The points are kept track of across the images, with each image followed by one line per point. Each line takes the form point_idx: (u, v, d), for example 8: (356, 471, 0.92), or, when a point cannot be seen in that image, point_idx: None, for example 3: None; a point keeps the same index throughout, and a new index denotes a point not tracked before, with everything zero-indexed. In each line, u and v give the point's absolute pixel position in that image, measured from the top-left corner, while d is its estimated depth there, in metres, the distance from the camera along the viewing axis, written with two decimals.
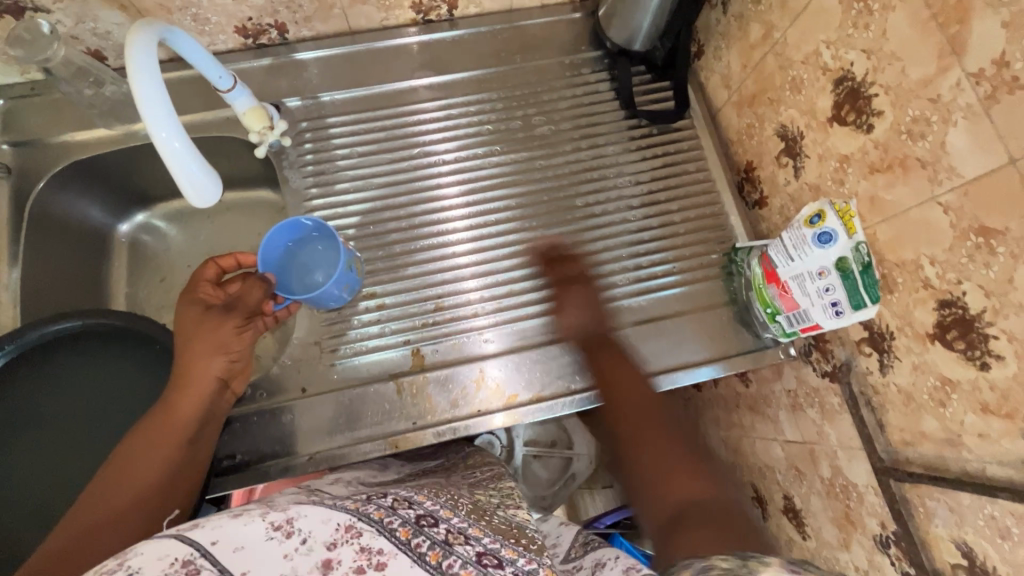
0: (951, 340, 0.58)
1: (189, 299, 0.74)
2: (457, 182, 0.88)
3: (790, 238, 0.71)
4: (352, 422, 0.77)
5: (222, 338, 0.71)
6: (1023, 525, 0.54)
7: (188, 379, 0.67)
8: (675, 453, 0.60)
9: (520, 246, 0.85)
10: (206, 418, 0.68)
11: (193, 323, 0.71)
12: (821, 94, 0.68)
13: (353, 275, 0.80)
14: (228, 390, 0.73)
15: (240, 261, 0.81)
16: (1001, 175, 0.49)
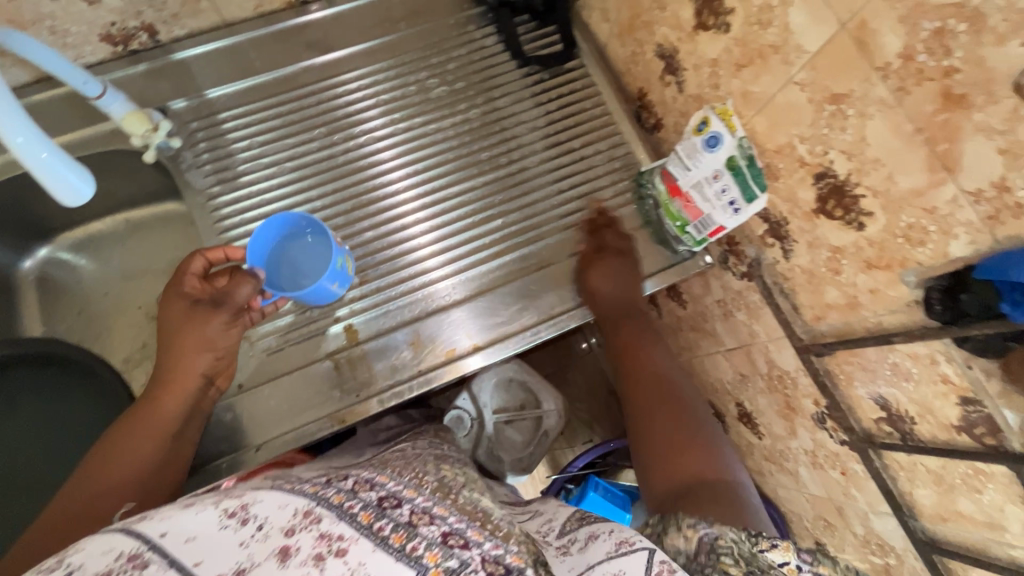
0: (831, 210, 0.62)
1: (174, 295, 0.71)
2: (397, 142, 0.89)
3: (683, 149, 0.74)
4: (295, 407, 0.77)
5: (207, 335, 0.69)
6: (919, 364, 0.59)
7: (172, 374, 0.67)
8: (685, 435, 0.69)
9: (466, 196, 0.87)
10: (189, 414, 0.68)
11: (182, 318, 0.69)
12: (684, 7, 0.71)
13: (345, 273, 0.77)
14: (212, 385, 0.72)
15: (228, 255, 0.74)
16: (837, 42, 0.53)
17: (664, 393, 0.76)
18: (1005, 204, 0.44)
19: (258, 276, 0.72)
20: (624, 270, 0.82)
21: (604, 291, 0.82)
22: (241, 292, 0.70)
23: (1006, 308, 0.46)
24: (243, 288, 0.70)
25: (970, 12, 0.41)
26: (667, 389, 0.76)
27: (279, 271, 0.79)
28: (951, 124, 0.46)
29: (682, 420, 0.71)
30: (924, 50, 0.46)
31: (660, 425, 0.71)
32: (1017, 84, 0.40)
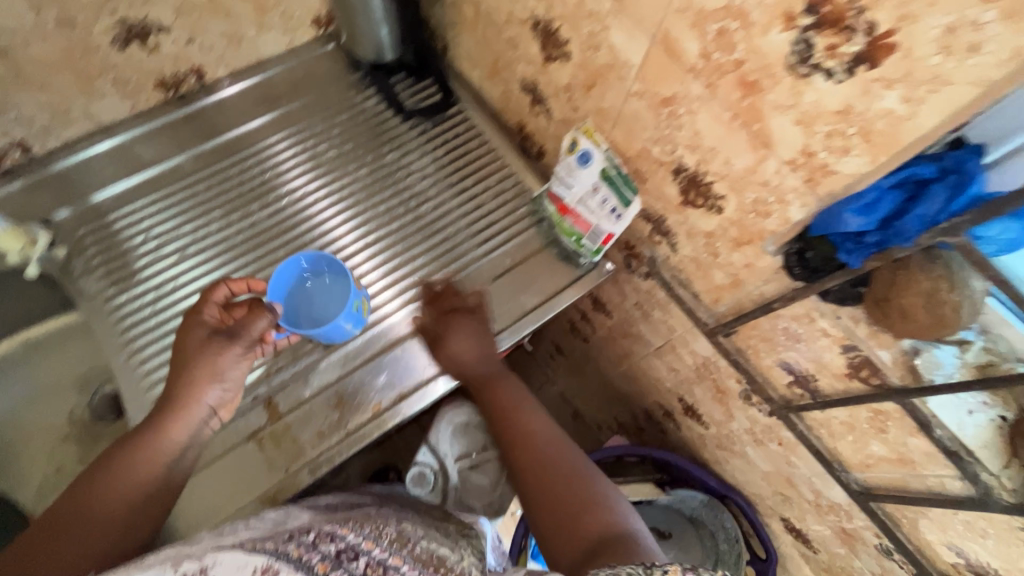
0: (694, 200, 0.66)
1: (192, 322, 0.68)
2: (329, 192, 0.91)
3: (562, 169, 0.79)
4: (223, 497, 0.73)
5: (219, 367, 0.67)
6: (802, 324, 0.63)
7: (179, 403, 0.65)
8: (573, 486, 0.63)
9: (398, 233, 0.89)
10: (186, 444, 0.66)
11: (195, 347, 0.67)
12: (531, 44, 0.77)
13: (360, 315, 0.78)
14: (215, 415, 0.70)
15: (252, 286, 0.72)
16: (654, 53, 0.58)
17: (546, 462, 0.67)
18: (815, 166, 0.50)
19: (275, 310, 0.70)
20: (473, 331, 0.80)
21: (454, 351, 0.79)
22: (257, 326, 0.69)
23: (843, 258, 0.52)
24: (259, 322, 0.69)
25: (738, 11, 0.47)
26: (541, 456, 0.67)
27: (295, 308, 0.78)
28: (755, 107, 0.51)
29: (568, 475, 0.65)
30: (716, 49, 0.51)
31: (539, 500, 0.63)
32: (789, 64, 0.46)
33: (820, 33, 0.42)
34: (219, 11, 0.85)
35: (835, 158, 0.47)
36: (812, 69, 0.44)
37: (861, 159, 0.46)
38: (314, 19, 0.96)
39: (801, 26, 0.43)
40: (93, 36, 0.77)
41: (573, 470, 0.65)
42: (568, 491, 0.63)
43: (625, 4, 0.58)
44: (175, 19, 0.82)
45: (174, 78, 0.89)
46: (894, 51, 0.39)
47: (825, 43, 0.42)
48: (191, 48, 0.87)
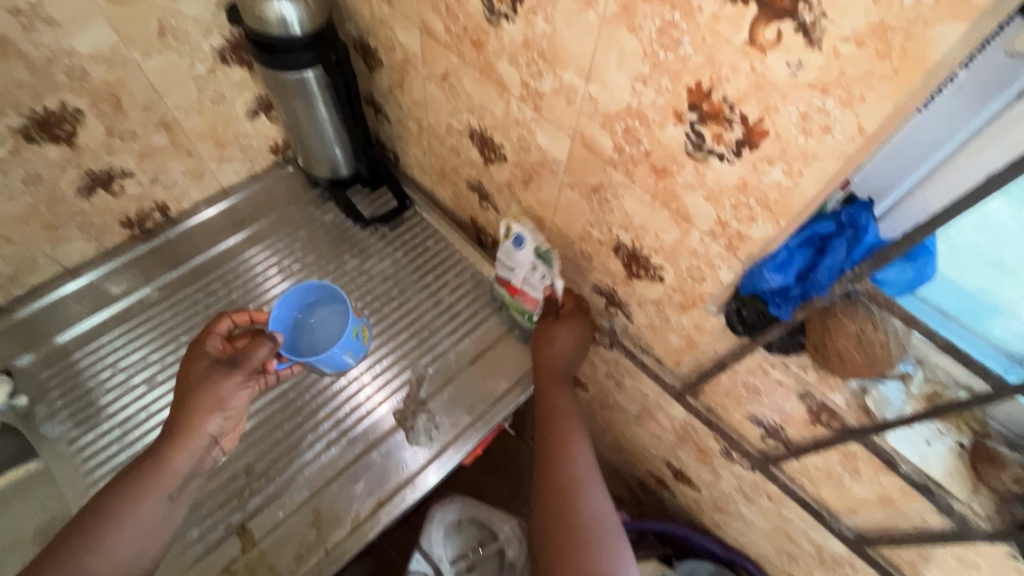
0: (637, 271, 0.71)
1: (195, 354, 0.70)
2: None
3: (501, 256, 0.84)
4: None
5: (222, 396, 0.66)
6: (758, 376, 0.66)
7: (180, 435, 0.65)
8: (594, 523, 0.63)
9: None
10: (188, 475, 0.66)
11: (197, 377, 0.67)
12: (471, 150, 0.84)
13: (358, 342, 0.80)
14: (216, 445, 0.70)
15: (253, 318, 0.75)
16: (576, 149, 0.65)
17: (573, 496, 0.67)
18: (731, 233, 0.55)
19: (277, 338, 0.71)
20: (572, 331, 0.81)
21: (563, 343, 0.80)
22: (258, 354, 0.69)
23: (774, 312, 0.56)
24: (261, 350, 0.69)
25: (637, 112, 0.54)
26: (572, 489, 0.68)
27: (297, 340, 0.80)
28: (669, 188, 0.57)
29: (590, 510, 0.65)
30: (626, 143, 0.58)
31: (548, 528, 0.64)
32: (688, 151, 0.52)
33: (706, 126, 0.49)
34: (181, 151, 0.92)
35: (746, 225, 0.53)
36: (707, 154, 0.50)
37: (766, 225, 0.51)
38: (271, 146, 1.04)
39: (690, 121, 0.49)
40: (59, 188, 0.81)
41: (594, 510, 0.65)
42: (587, 528, 0.63)
43: (543, 112, 0.65)
44: (138, 162, 0.87)
45: (139, 214, 0.94)
46: (767, 135, 0.45)
47: (711, 133, 0.49)
48: (154, 186, 0.92)
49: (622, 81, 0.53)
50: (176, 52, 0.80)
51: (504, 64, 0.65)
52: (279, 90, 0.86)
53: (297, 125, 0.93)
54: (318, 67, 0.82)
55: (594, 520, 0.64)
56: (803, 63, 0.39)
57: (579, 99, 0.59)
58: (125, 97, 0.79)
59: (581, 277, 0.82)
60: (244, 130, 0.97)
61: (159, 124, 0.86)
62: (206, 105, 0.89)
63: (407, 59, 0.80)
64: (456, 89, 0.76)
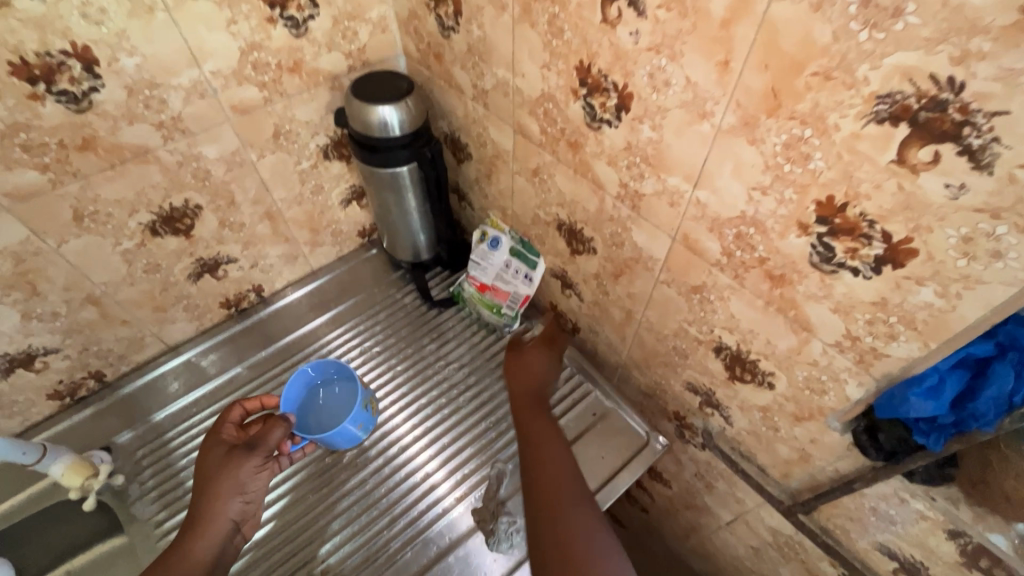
0: (741, 375, 0.66)
1: (212, 442, 0.70)
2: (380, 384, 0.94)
3: (476, 255, 0.95)
4: None
5: (241, 478, 0.67)
6: (892, 503, 0.58)
7: (206, 521, 0.64)
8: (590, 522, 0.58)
9: (448, 420, 0.89)
10: (210, 565, 0.63)
11: (215, 466, 0.67)
12: (556, 240, 0.84)
13: (368, 414, 0.82)
14: (240, 531, 0.69)
15: (264, 402, 0.79)
16: (676, 249, 0.63)
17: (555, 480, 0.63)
18: (863, 349, 0.50)
19: (290, 421, 0.74)
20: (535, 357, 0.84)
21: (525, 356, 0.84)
22: (274, 435, 0.71)
23: (920, 440, 0.49)
24: (275, 431, 0.72)
25: (752, 220, 0.52)
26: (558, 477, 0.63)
27: (307, 417, 0.83)
28: (787, 296, 0.53)
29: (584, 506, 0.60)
30: (737, 249, 0.55)
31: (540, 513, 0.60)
32: (813, 263, 0.49)
33: (837, 239, 0.45)
34: (280, 238, 0.97)
35: (883, 342, 0.48)
36: (837, 267, 0.47)
37: (911, 345, 0.46)
38: (359, 230, 1.09)
39: (817, 233, 0.47)
40: (173, 275, 0.87)
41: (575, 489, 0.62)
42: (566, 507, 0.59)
43: (641, 212, 0.64)
44: (241, 250, 0.93)
45: (236, 296, 0.99)
46: (917, 255, 0.41)
47: (844, 247, 0.45)
48: (252, 271, 0.98)
49: (738, 189, 0.51)
50: (287, 152, 0.87)
51: (602, 165, 0.65)
52: (374, 183, 0.91)
53: (386, 213, 0.97)
54: (412, 163, 0.86)
55: (587, 535, 0.57)
56: (967, 186, 0.36)
57: (684, 203, 0.57)
58: (238, 193, 0.86)
59: (673, 372, 0.78)
60: (337, 217, 1.03)
61: (264, 215, 0.92)
62: (306, 196, 0.95)
63: (498, 154, 0.83)
64: (547, 183, 0.77)
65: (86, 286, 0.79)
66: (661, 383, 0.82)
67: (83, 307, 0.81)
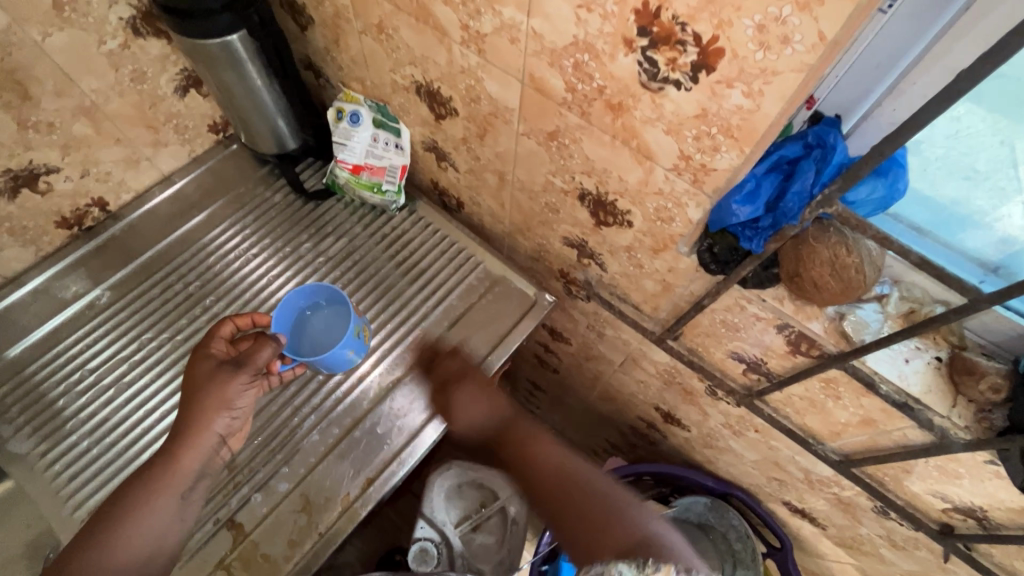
0: (605, 219, 0.68)
1: (198, 356, 0.65)
2: (268, 282, 0.90)
3: (338, 134, 0.86)
4: None
5: (226, 398, 0.62)
6: (736, 313, 0.64)
7: (190, 430, 0.61)
8: (580, 493, 0.60)
9: None
10: (198, 475, 0.63)
11: (203, 378, 0.62)
12: (420, 108, 0.79)
13: (360, 341, 0.77)
14: (224, 446, 0.66)
15: (255, 321, 0.71)
16: (527, 94, 0.60)
17: (570, 483, 0.61)
18: (695, 167, 0.51)
19: (281, 338, 0.66)
20: (468, 389, 0.75)
21: (460, 417, 0.74)
22: (262, 355, 0.64)
23: (746, 246, 0.54)
24: (265, 351, 0.64)
25: (584, 45, 0.50)
26: (565, 477, 0.62)
27: (300, 340, 0.76)
28: (627, 125, 0.53)
29: (574, 478, 0.62)
30: (577, 81, 0.53)
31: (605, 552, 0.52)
32: (642, 83, 0.48)
33: (657, 51, 0.45)
34: (110, 139, 0.85)
35: (709, 157, 0.49)
36: (662, 83, 0.47)
37: (731, 154, 0.48)
38: (210, 125, 0.97)
39: (640, 48, 0.46)
40: None
41: (589, 479, 0.61)
42: (599, 506, 0.58)
43: (488, 57, 0.60)
44: (63, 156, 0.81)
45: (75, 213, 0.87)
46: (723, 54, 0.41)
47: (665, 58, 0.45)
48: (86, 181, 0.86)
49: (565, 10, 0.48)
50: (80, 28, 0.73)
51: (440, 6, 0.59)
52: (204, 61, 0.78)
53: (231, 97, 0.86)
54: (242, 30, 0.75)
55: (601, 504, 0.58)
56: None
57: (523, 37, 0.54)
58: (31, 85, 0.72)
59: (550, 230, 0.79)
60: (176, 109, 0.90)
61: (78, 111, 0.79)
62: (127, 85, 0.82)
63: (338, 12, 0.74)
64: (394, 40, 0.70)
65: None
66: (543, 244, 0.84)
67: None
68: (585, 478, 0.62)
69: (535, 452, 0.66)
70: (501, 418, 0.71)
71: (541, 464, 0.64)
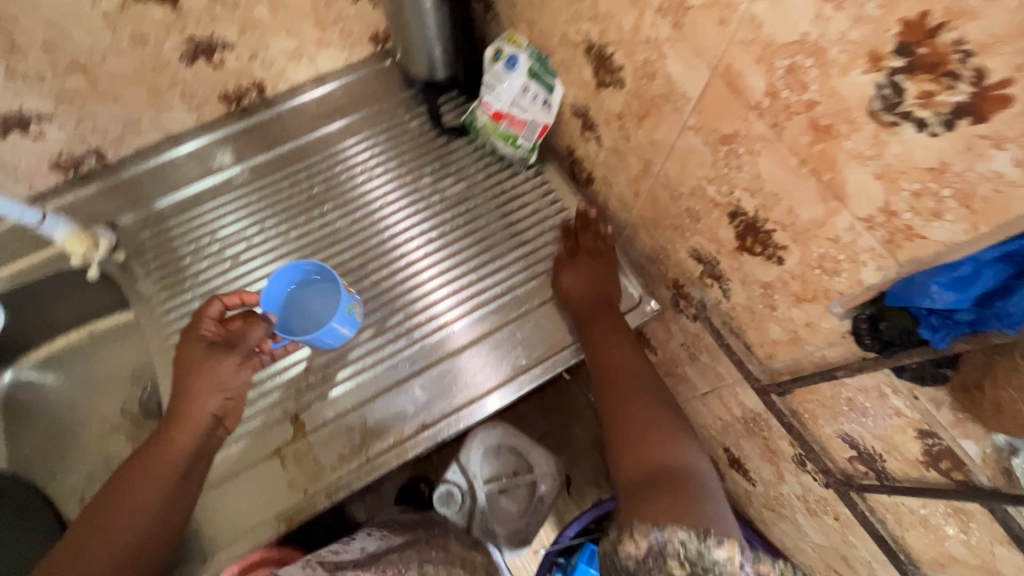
0: (751, 246, 0.60)
1: (190, 337, 0.70)
2: (385, 205, 0.91)
3: (489, 76, 0.82)
4: (237, 523, 0.73)
5: (219, 376, 0.68)
6: (871, 397, 0.55)
7: (184, 414, 0.66)
8: (643, 401, 0.69)
9: (443, 251, 0.88)
10: (197, 454, 0.67)
11: (195, 360, 0.68)
12: (584, 68, 0.73)
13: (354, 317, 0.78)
14: (223, 425, 0.70)
15: (244, 300, 0.73)
16: (713, 86, 0.53)
17: (632, 392, 0.70)
18: (897, 227, 0.43)
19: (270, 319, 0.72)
20: (595, 267, 0.82)
21: (566, 284, 0.82)
22: (254, 334, 0.71)
23: (925, 334, 0.44)
24: (256, 330, 0.71)
25: (811, 46, 0.42)
26: (631, 383, 0.71)
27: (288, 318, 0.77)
28: (827, 153, 0.45)
29: (647, 396, 0.70)
30: (784, 87, 0.46)
31: (651, 460, 0.61)
32: (871, 109, 0.40)
33: (912, 78, 0.36)
34: (282, 29, 0.87)
35: (923, 221, 0.41)
36: (900, 117, 0.38)
37: (955, 226, 0.39)
38: (371, 35, 0.96)
39: (889, 68, 0.37)
40: (164, 53, 0.81)
41: (660, 399, 0.70)
42: (655, 423, 0.66)
43: (684, 32, 0.53)
44: (240, 35, 0.85)
45: (236, 91, 0.92)
46: (1009, 105, 0.32)
47: (918, 90, 0.36)
48: (254, 64, 0.90)
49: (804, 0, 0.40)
50: None
51: None
52: None
53: (400, 12, 0.84)
54: None
55: (655, 419, 0.67)
56: None
57: (736, 20, 0.47)
58: None
59: (680, 236, 0.72)
60: (346, 13, 0.90)
61: None
62: None
63: None
64: None
65: (68, 48, 0.74)
66: (666, 248, 0.77)
67: (70, 73, 0.77)
68: (656, 387, 0.72)
69: (614, 355, 0.75)
70: (597, 303, 0.80)
71: (618, 366, 0.74)
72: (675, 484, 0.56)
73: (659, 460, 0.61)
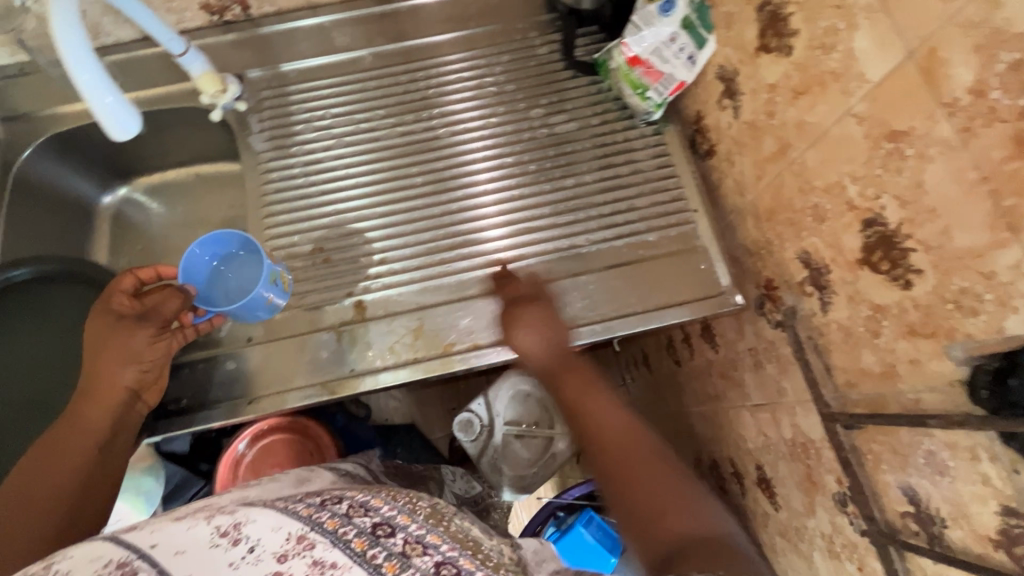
0: (877, 263, 0.54)
1: (99, 310, 0.67)
2: (485, 127, 0.90)
3: (639, 16, 0.77)
4: (285, 379, 0.79)
5: (133, 347, 0.67)
6: (957, 455, 0.51)
7: (98, 384, 0.64)
8: (653, 459, 0.58)
9: (528, 188, 0.86)
10: (117, 424, 0.65)
11: (100, 334, 0.66)
12: (749, 26, 0.68)
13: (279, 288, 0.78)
14: (141, 400, 0.69)
15: (160, 273, 0.74)
16: (903, 71, 0.48)
17: (630, 448, 0.59)
18: None
19: (188, 293, 0.72)
20: (535, 321, 0.72)
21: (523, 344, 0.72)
22: (167, 308, 0.70)
23: None
24: (172, 303, 0.70)
25: None
26: (621, 434, 0.60)
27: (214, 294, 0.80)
28: (1020, 172, 0.40)
29: (651, 455, 0.58)
30: (995, 85, 0.41)
31: (660, 537, 0.51)
32: None
33: None
34: None
35: None
36: None
37: None
38: None
39: None
40: None
41: (657, 450, 0.59)
42: (662, 478, 0.56)
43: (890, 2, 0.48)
44: None
45: None
46: None
47: None
48: None
49: None
50: None
51: None
52: None
53: None
54: None
55: (658, 476, 0.56)
56: None
57: None
58: None
59: (794, 235, 0.66)
60: None
61: None
62: None
63: None
64: None
65: None
66: (772, 244, 0.71)
67: None
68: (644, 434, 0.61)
69: (588, 404, 0.64)
70: (556, 362, 0.69)
71: (594, 418, 0.62)
72: (707, 554, 0.47)
73: (676, 531, 0.51)
